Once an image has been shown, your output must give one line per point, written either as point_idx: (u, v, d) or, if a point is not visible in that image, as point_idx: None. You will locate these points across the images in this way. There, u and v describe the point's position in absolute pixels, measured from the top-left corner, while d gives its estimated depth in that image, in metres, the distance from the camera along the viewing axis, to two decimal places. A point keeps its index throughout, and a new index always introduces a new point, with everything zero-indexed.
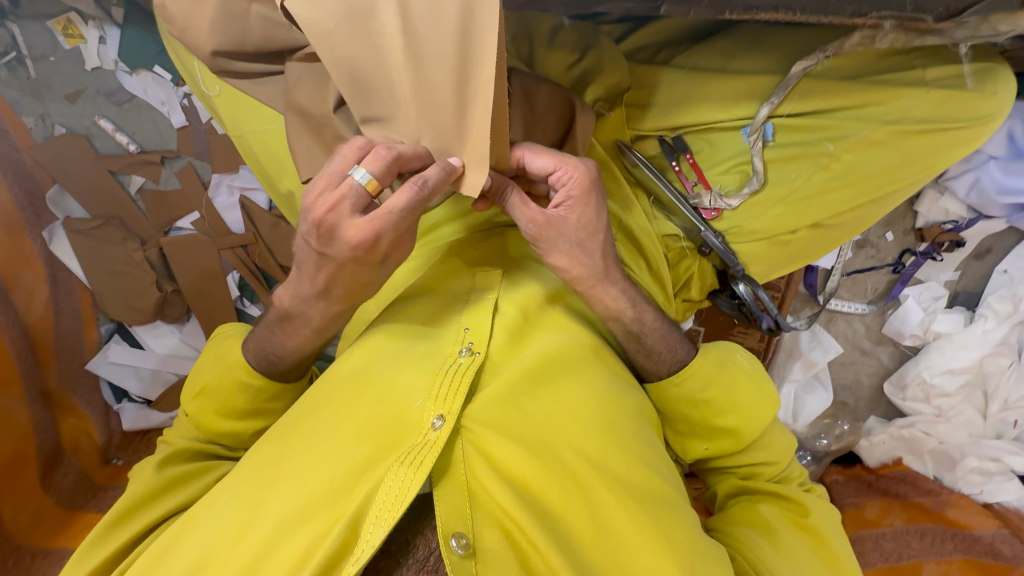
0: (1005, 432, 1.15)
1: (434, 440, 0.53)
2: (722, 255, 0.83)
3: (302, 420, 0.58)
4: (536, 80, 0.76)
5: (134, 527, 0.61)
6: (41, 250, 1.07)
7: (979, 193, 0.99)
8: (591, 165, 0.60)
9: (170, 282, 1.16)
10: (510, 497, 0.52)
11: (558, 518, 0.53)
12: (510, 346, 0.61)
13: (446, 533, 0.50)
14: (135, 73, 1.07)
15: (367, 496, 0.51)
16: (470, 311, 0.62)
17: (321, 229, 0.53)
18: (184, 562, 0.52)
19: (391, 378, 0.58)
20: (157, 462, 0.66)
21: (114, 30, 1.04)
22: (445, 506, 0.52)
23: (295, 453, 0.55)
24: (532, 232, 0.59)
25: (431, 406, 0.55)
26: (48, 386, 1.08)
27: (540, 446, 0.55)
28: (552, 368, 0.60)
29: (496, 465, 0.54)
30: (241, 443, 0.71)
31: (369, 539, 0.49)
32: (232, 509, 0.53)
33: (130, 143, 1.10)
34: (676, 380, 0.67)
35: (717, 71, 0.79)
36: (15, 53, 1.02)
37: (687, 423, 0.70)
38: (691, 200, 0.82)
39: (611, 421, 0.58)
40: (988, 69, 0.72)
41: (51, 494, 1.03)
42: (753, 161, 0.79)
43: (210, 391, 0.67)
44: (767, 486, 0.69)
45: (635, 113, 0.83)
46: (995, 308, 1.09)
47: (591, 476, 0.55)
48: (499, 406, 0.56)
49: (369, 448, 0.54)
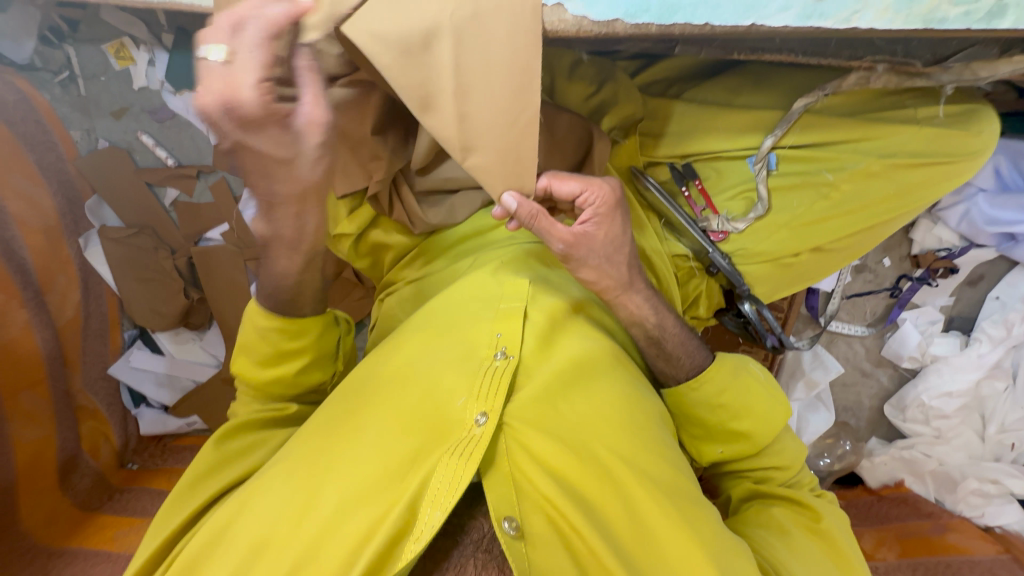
0: (1003, 455, 1.18)
1: (479, 435, 0.57)
2: (729, 276, 0.88)
3: (348, 415, 0.62)
4: (557, 109, 0.83)
5: (194, 505, 0.65)
6: (77, 255, 1.12)
7: (969, 223, 1.05)
8: (614, 184, 0.65)
9: (196, 289, 1.21)
10: (553, 488, 0.57)
11: (597, 507, 0.58)
12: (543, 349, 0.65)
13: (498, 517, 0.56)
14: (179, 93, 1.13)
15: (421, 483, 0.56)
16: (502, 317, 0.66)
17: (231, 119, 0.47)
18: (245, 541, 0.56)
19: (434, 376, 0.62)
20: (216, 437, 0.70)
21: (162, 54, 1.11)
22: (494, 494, 0.57)
23: (345, 444, 0.59)
24: (563, 249, 0.64)
25: (473, 404, 0.59)
26: (72, 388, 1.11)
27: (577, 443, 0.60)
28: (582, 371, 0.64)
29: (537, 458, 0.59)
30: (288, 393, 0.74)
31: (427, 521, 0.53)
32: (289, 495, 0.57)
33: (168, 157, 1.16)
34: (693, 384, 0.71)
35: (724, 105, 0.86)
36: (68, 72, 1.10)
37: (701, 428, 0.74)
38: (700, 223, 0.88)
39: (637, 421, 0.63)
40: (973, 109, 0.78)
41: (68, 493, 1.05)
42: (758, 188, 0.85)
43: (244, 346, 0.71)
44: (779, 489, 0.72)
45: (647, 141, 0.90)
46: (989, 333, 1.13)
47: (623, 471, 0.59)
48: (536, 405, 0.61)
49: (417, 440, 0.58)
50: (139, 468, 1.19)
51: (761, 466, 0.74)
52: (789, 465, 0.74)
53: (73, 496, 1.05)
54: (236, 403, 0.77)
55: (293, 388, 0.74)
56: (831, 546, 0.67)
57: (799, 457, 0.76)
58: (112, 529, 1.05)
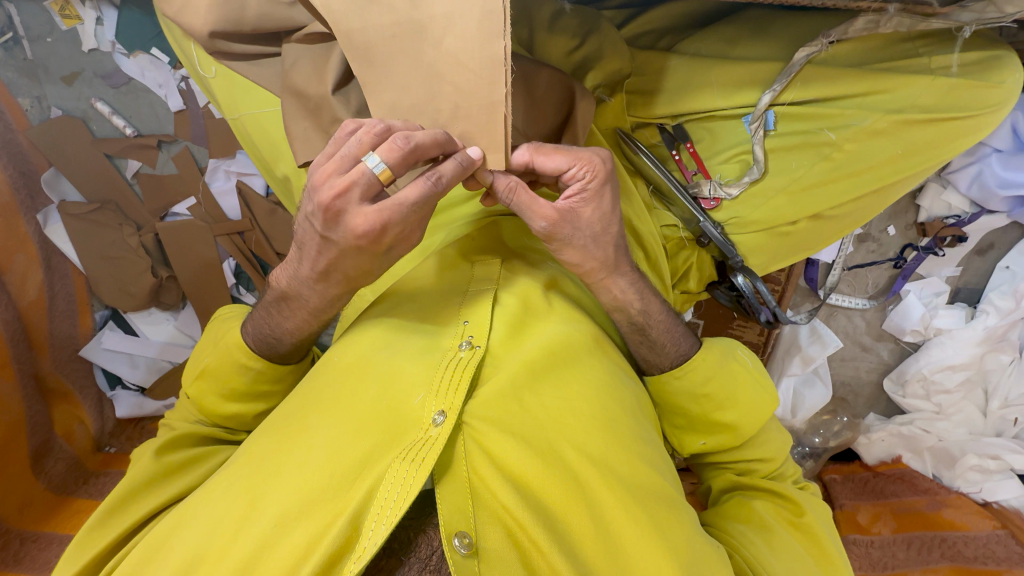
0: (1005, 430, 1.14)
1: (435, 436, 0.52)
2: (721, 246, 0.82)
3: (300, 414, 0.57)
4: (535, 64, 0.76)
5: (134, 516, 0.62)
6: (36, 233, 1.07)
7: (981, 186, 0.97)
8: (603, 155, 0.59)
9: (165, 267, 1.15)
10: (514, 497, 0.52)
11: (560, 518, 0.53)
12: (512, 338, 0.60)
13: (449, 533, 0.51)
14: (132, 56, 1.05)
15: (369, 492, 0.51)
16: (470, 303, 0.62)
17: (327, 213, 0.51)
18: (182, 552, 0.52)
19: (392, 369, 0.58)
20: (156, 447, 0.67)
21: (111, 11, 1.02)
22: (448, 504, 0.52)
23: (292, 448, 0.55)
24: (545, 228, 0.57)
25: (432, 401, 0.55)
26: (41, 371, 1.07)
27: (542, 444, 0.55)
28: (552, 362, 0.59)
29: (497, 461, 0.54)
30: (242, 425, 0.72)
31: (372, 537, 0.49)
32: (230, 502, 0.53)
33: (127, 127, 1.08)
34: (677, 375, 0.67)
35: (719, 58, 0.78)
36: (11, 33, 1.01)
37: (682, 418, 0.70)
38: (691, 189, 0.82)
39: (610, 417, 0.58)
40: (997, 56, 0.71)
41: (41, 480, 1.01)
42: (753, 150, 0.78)
43: (211, 372, 0.67)
44: (760, 483, 0.68)
45: (635, 100, 0.83)
46: (997, 304, 1.08)
47: (592, 475, 0.54)
48: (500, 401, 0.56)
49: (369, 442, 0.54)
50: (117, 452, 1.16)
51: (746, 457, 0.70)
52: (773, 457, 0.70)
53: (48, 482, 1.02)
54: (176, 409, 0.74)
55: (249, 423, 0.72)
56: (812, 540, 0.63)
57: (784, 447, 0.72)
58: (86, 513, 1.01)
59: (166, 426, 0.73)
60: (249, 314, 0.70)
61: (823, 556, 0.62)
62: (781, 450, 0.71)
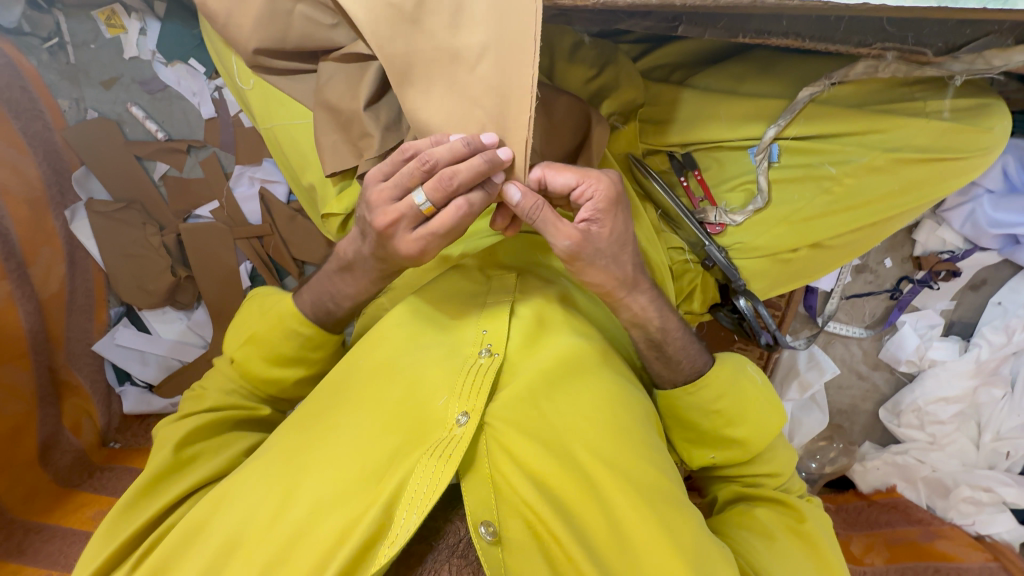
0: (998, 463, 1.15)
1: (460, 435, 0.57)
2: (724, 269, 0.86)
3: (329, 412, 0.62)
4: (555, 91, 0.81)
5: (166, 498, 0.64)
6: (62, 228, 1.10)
7: (973, 225, 1.02)
8: (613, 177, 0.62)
9: (184, 267, 1.19)
10: (534, 493, 0.56)
11: (575, 514, 0.57)
12: (528, 347, 0.64)
13: (475, 521, 0.56)
14: (170, 65, 1.10)
15: (399, 486, 0.55)
16: (489, 315, 0.65)
17: (381, 234, 0.60)
18: (220, 537, 0.56)
19: (416, 372, 0.61)
20: (176, 441, 0.67)
21: (154, 23, 1.07)
22: (474, 497, 0.57)
23: (324, 444, 0.59)
24: (568, 247, 0.60)
25: (454, 403, 0.59)
26: (55, 362, 1.09)
27: (559, 447, 0.59)
28: (566, 371, 0.62)
29: (517, 460, 0.58)
30: (279, 394, 0.76)
31: (404, 525, 0.53)
32: (266, 492, 0.57)
33: (158, 131, 1.13)
34: (691, 393, 0.69)
35: (728, 92, 0.83)
36: (57, 39, 1.06)
37: (691, 432, 0.72)
38: (697, 215, 0.87)
39: (624, 425, 0.61)
40: (984, 104, 0.76)
41: (48, 470, 1.03)
42: (758, 179, 0.83)
43: (257, 341, 0.72)
44: (765, 495, 0.70)
45: (648, 128, 0.88)
46: (989, 338, 1.11)
47: (605, 476, 0.58)
48: (519, 405, 0.60)
49: (396, 439, 0.58)
50: (122, 447, 1.17)
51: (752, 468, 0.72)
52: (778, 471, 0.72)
53: (54, 472, 1.04)
54: (202, 384, 0.76)
55: (287, 390, 0.76)
56: (810, 545, 0.65)
57: (789, 463, 0.74)
58: (89, 507, 1.02)
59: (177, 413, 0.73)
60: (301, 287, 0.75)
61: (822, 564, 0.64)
62: (786, 463, 0.74)
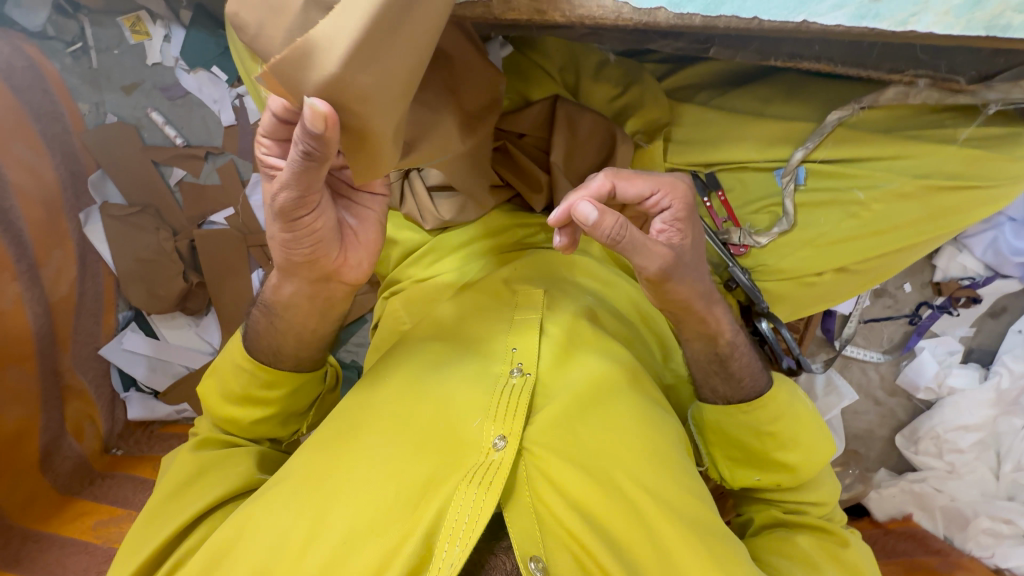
0: (1020, 494, 1.11)
1: (497, 461, 0.55)
2: (748, 291, 0.85)
3: (355, 434, 0.60)
4: (579, 108, 0.81)
5: (179, 520, 0.63)
6: (76, 231, 1.09)
7: (995, 252, 1.02)
8: (681, 181, 0.61)
9: (196, 273, 1.18)
10: (579, 523, 0.55)
11: (623, 546, 0.55)
12: (558, 367, 0.64)
13: (524, 556, 0.53)
14: (193, 72, 1.11)
15: (438, 513, 0.54)
16: (518, 332, 0.65)
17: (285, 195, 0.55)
18: (247, 568, 0.54)
19: (448, 394, 0.61)
20: (195, 444, 0.71)
21: (179, 30, 1.09)
22: (517, 529, 0.54)
23: (354, 468, 0.57)
24: (659, 268, 0.58)
25: (490, 426, 0.58)
26: (61, 366, 1.07)
27: (601, 474, 0.57)
28: (599, 395, 0.62)
29: (560, 488, 0.57)
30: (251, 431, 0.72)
31: (446, 558, 0.52)
32: (295, 519, 0.56)
33: (177, 136, 1.13)
34: (749, 415, 0.68)
35: (755, 115, 0.83)
36: (81, 44, 1.07)
37: (734, 452, 0.71)
38: (721, 235, 0.85)
39: (662, 452, 0.60)
40: (1021, 132, 0.75)
41: (48, 477, 1.00)
42: (785, 202, 0.82)
43: (219, 375, 0.70)
44: (805, 522, 0.69)
45: (670, 147, 0.87)
46: (1010, 366, 1.10)
47: (648, 505, 0.57)
48: (554, 429, 0.59)
49: (431, 465, 0.57)
50: (123, 455, 1.15)
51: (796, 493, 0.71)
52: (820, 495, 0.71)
53: (55, 480, 1.01)
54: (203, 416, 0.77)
55: (261, 427, 0.73)
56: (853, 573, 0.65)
57: (832, 490, 0.73)
58: (88, 517, 1.00)
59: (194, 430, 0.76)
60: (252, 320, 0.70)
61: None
62: (830, 489, 0.73)
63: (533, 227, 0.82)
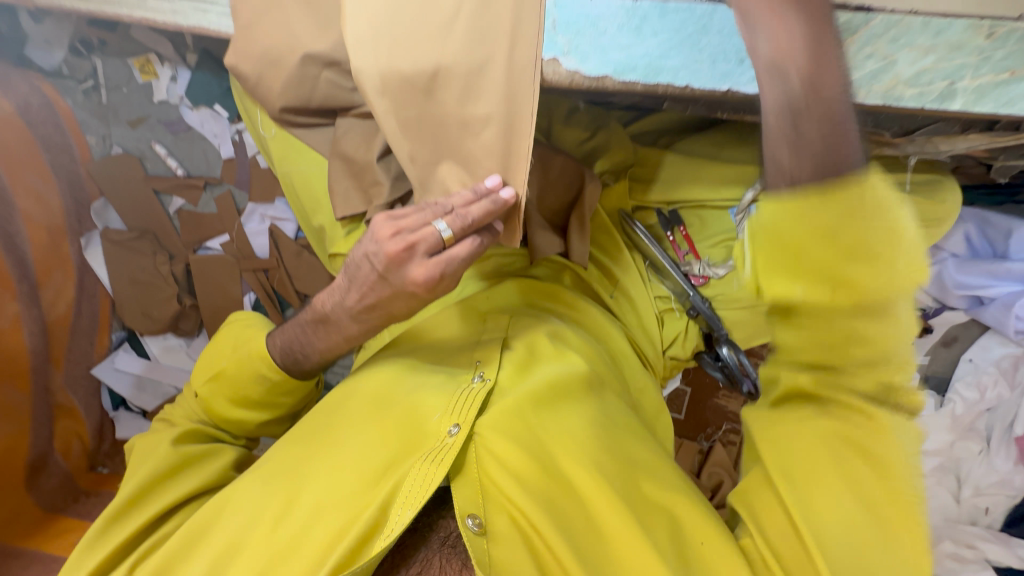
0: (979, 519, 1.14)
1: (450, 443, 0.67)
2: (708, 319, 0.91)
3: (329, 430, 0.73)
4: (552, 150, 0.88)
5: (162, 505, 0.74)
6: (76, 254, 1.15)
7: (940, 285, 1.13)
8: None
9: (190, 296, 1.24)
10: (518, 491, 0.66)
11: (560, 511, 0.67)
12: (519, 374, 0.75)
13: (462, 515, 0.65)
14: (196, 109, 1.17)
15: (394, 487, 0.66)
16: (482, 347, 0.77)
17: (393, 261, 0.63)
18: (228, 534, 0.68)
19: (414, 395, 0.73)
20: (177, 437, 0.81)
21: (185, 71, 1.15)
22: (462, 495, 0.66)
23: (328, 453, 0.71)
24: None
25: (446, 419, 0.69)
26: (53, 383, 1.10)
27: (540, 455, 0.69)
28: (551, 395, 0.73)
29: (506, 466, 0.68)
30: (239, 429, 0.87)
31: (398, 519, 0.63)
32: (275, 494, 0.69)
33: (178, 168, 1.19)
34: (857, 252, 0.44)
35: (710, 158, 0.92)
36: (92, 81, 1.14)
37: (816, 287, 0.46)
38: (682, 267, 0.92)
39: (603, 440, 0.71)
40: (939, 180, 0.84)
41: (33, 496, 1.00)
42: (738, 237, 0.91)
43: (227, 380, 0.82)
44: (839, 443, 0.60)
45: (637, 186, 0.96)
46: (963, 394, 1.14)
47: (583, 479, 0.68)
48: (507, 418, 0.70)
49: (390, 450, 0.70)
50: (110, 474, 1.16)
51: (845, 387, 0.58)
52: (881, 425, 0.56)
53: (40, 499, 1.00)
54: (182, 414, 0.88)
55: (248, 429, 0.87)
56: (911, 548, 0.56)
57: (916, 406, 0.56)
58: (73, 533, 0.99)
59: (168, 422, 0.87)
60: (275, 330, 0.83)
61: (912, 554, 0.56)
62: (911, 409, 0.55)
63: (510, 255, 0.93)
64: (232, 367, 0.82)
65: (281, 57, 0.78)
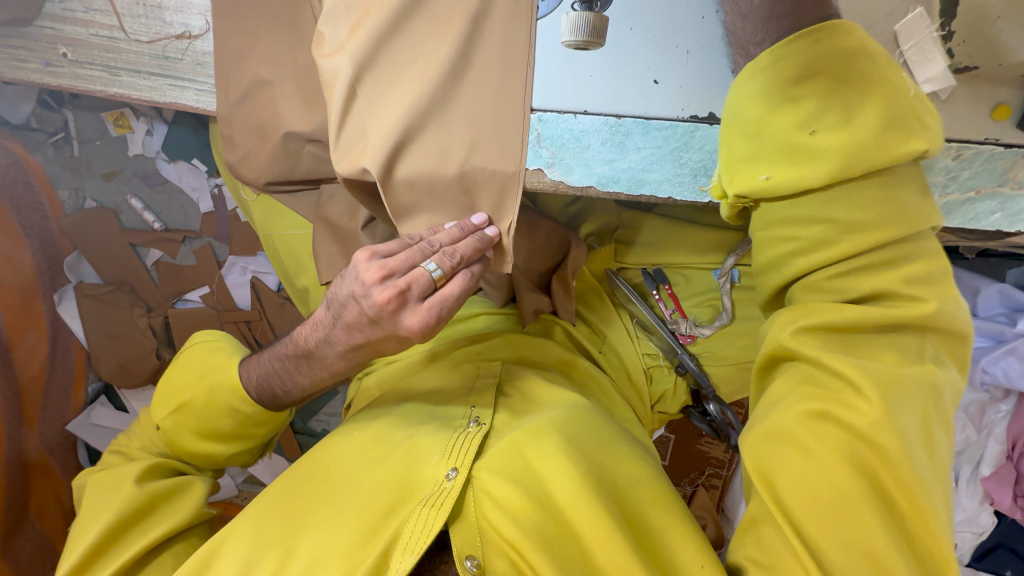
0: None
1: (449, 487, 0.65)
2: (696, 376, 0.90)
3: (325, 482, 0.71)
4: (538, 215, 0.87)
5: (134, 548, 0.71)
6: (49, 310, 1.10)
7: None
8: None
9: (169, 348, 1.21)
10: (516, 530, 0.61)
11: (555, 545, 0.61)
12: (511, 418, 0.75)
13: (460, 555, 0.61)
14: (174, 162, 1.16)
15: (394, 533, 0.62)
16: (476, 394, 0.78)
17: (388, 309, 0.60)
18: None
19: (412, 443, 0.71)
20: (139, 474, 0.78)
21: (161, 126, 1.13)
22: (459, 537, 0.63)
23: (324, 503, 0.68)
24: None
25: (444, 463, 0.67)
26: (26, 445, 1.03)
27: (539, 492, 0.64)
28: (539, 429, 0.70)
29: (501, 504, 0.63)
30: (211, 462, 0.85)
31: (399, 566, 0.59)
32: (267, 549, 0.65)
33: (155, 221, 1.18)
34: (831, 124, 0.51)
35: (693, 222, 0.93)
36: (63, 134, 1.12)
37: (799, 169, 0.52)
38: (669, 325, 0.91)
39: (606, 477, 0.66)
40: None
41: (8, 561, 0.94)
42: (722, 299, 0.90)
43: (202, 415, 0.81)
44: (838, 434, 0.54)
45: (621, 248, 0.95)
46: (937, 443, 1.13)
47: (581, 511, 0.62)
48: (505, 456, 0.68)
49: (388, 498, 0.66)
50: None
51: (832, 330, 0.57)
52: (876, 404, 0.52)
53: (16, 563, 0.95)
54: None
55: (218, 462, 0.85)
56: (933, 558, 0.51)
57: (905, 356, 0.55)
58: None
59: (126, 457, 0.84)
60: (246, 361, 0.80)
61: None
62: (900, 368, 0.54)
63: (501, 313, 0.96)
64: (198, 398, 0.81)
65: (266, 128, 0.76)
